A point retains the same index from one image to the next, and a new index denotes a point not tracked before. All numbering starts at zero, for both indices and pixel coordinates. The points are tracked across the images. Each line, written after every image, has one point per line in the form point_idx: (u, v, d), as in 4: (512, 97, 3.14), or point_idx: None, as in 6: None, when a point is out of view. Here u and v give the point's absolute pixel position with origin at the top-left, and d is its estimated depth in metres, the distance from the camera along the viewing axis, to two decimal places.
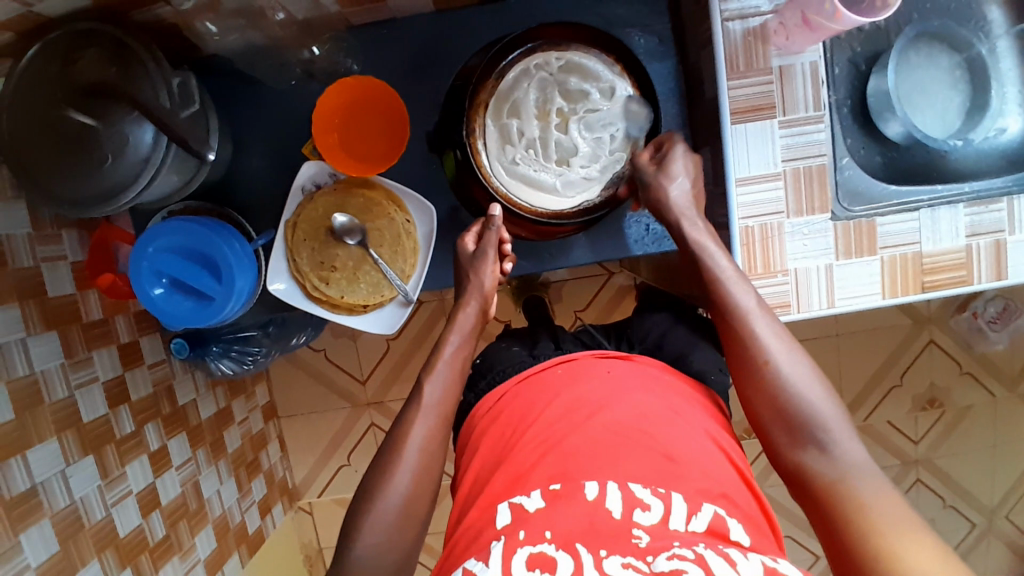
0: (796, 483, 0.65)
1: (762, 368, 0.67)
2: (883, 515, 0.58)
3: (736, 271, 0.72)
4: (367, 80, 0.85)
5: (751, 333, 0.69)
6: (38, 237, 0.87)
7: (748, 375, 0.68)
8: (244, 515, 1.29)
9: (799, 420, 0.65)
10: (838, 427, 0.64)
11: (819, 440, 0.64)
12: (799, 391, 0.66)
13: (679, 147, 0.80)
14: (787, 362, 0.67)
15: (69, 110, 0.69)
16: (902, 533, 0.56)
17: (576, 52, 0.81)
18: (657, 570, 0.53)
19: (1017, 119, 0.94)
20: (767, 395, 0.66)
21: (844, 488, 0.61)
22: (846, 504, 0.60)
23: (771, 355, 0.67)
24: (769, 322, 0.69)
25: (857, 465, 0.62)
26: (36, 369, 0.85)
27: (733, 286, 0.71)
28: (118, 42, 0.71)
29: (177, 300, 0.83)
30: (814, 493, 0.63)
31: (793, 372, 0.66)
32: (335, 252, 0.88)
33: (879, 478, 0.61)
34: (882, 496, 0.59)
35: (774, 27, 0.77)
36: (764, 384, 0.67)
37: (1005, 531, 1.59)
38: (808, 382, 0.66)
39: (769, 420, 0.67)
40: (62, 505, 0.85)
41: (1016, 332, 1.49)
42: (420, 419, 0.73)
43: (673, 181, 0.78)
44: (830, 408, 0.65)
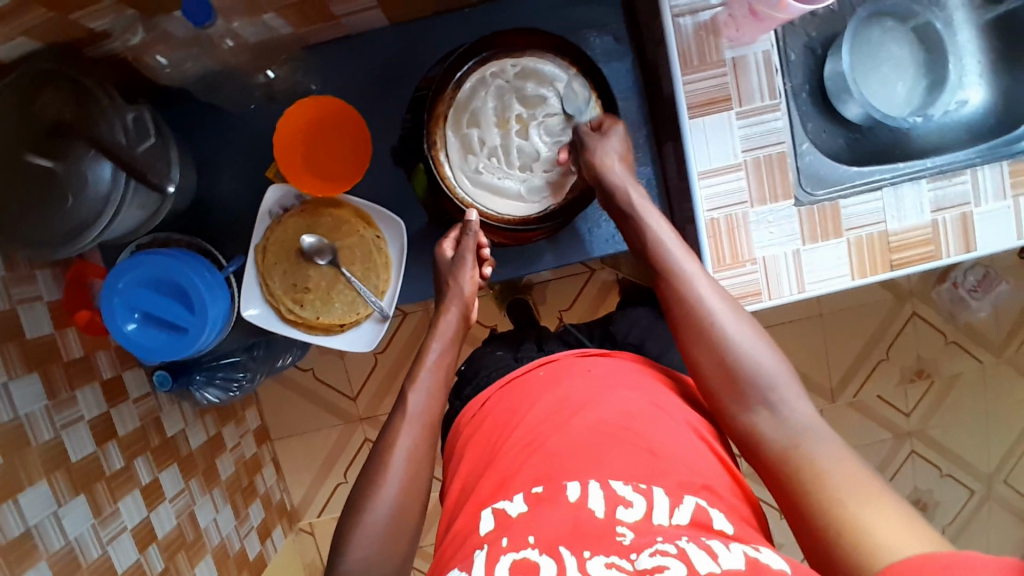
0: (752, 452, 0.66)
1: (711, 333, 0.69)
2: (837, 475, 0.58)
3: (684, 246, 0.75)
4: (325, 100, 0.85)
5: (698, 299, 0.71)
6: (12, 279, 0.87)
7: (695, 339, 0.70)
8: (243, 540, 1.28)
9: (747, 382, 0.66)
10: (787, 391, 0.66)
11: (768, 402, 0.65)
12: (746, 354, 0.67)
13: (621, 126, 0.83)
14: (734, 326, 0.69)
15: (27, 155, 0.69)
16: (855, 490, 0.56)
17: (531, 58, 0.81)
18: (640, 568, 0.52)
19: (977, 90, 0.95)
20: (714, 358, 0.68)
21: (797, 451, 0.62)
22: (800, 466, 0.61)
23: (717, 319, 0.70)
24: (715, 290, 0.72)
25: (809, 429, 0.63)
26: (20, 414, 0.84)
27: (679, 257, 0.74)
28: (73, 81, 0.70)
29: (150, 334, 0.82)
30: (770, 458, 0.63)
31: (740, 335, 0.69)
32: (307, 273, 0.88)
33: (832, 441, 0.62)
34: (832, 454, 0.60)
35: (724, 20, 0.78)
36: (713, 350, 0.69)
37: (1003, 496, 1.60)
38: (753, 345, 0.68)
39: (719, 384, 0.68)
40: (57, 545, 0.85)
41: (998, 299, 1.51)
42: (406, 430, 0.73)
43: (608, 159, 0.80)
44: (780, 372, 0.67)
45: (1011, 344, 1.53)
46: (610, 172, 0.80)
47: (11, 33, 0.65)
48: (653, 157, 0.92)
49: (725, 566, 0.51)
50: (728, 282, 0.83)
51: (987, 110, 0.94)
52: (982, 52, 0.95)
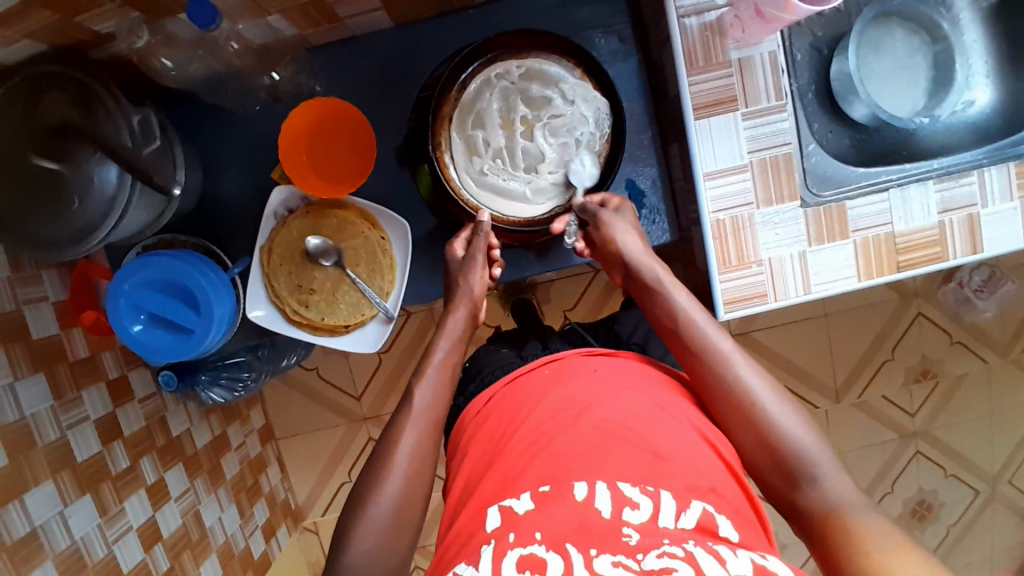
0: (797, 522, 0.67)
1: (749, 409, 0.69)
2: (877, 537, 0.59)
3: (712, 321, 0.75)
4: (331, 101, 0.86)
5: (734, 378, 0.70)
6: (18, 279, 0.87)
7: (735, 419, 0.70)
8: (248, 539, 1.29)
9: (789, 458, 0.66)
10: (825, 460, 0.66)
11: (808, 475, 0.66)
12: (785, 429, 0.68)
13: (628, 205, 0.84)
14: (771, 402, 0.69)
15: (33, 157, 0.69)
16: (893, 552, 0.57)
17: (536, 59, 0.81)
18: (647, 568, 0.52)
19: (984, 91, 0.95)
20: (755, 437, 0.68)
21: (839, 522, 0.62)
22: (842, 536, 0.61)
23: (756, 397, 0.69)
24: (749, 365, 0.71)
25: (847, 496, 0.64)
26: (26, 413, 0.84)
27: (710, 334, 0.73)
28: (78, 83, 0.70)
29: (157, 335, 0.83)
30: (814, 528, 0.64)
31: (776, 410, 0.69)
32: (312, 274, 0.88)
33: (870, 507, 0.63)
34: (874, 523, 0.61)
35: (730, 20, 0.77)
36: (752, 425, 0.69)
37: (1007, 497, 1.60)
38: (791, 420, 0.68)
39: (762, 463, 0.68)
40: (63, 545, 0.85)
41: (1004, 299, 1.51)
42: (410, 426, 0.73)
43: (625, 236, 0.80)
44: (816, 443, 0.67)
45: (1017, 344, 1.53)
46: (631, 252, 0.80)
47: (15, 35, 0.65)
48: (658, 158, 0.91)
49: (733, 572, 0.52)
50: (732, 283, 0.83)
51: (993, 111, 0.94)
52: (990, 52, 0.94)
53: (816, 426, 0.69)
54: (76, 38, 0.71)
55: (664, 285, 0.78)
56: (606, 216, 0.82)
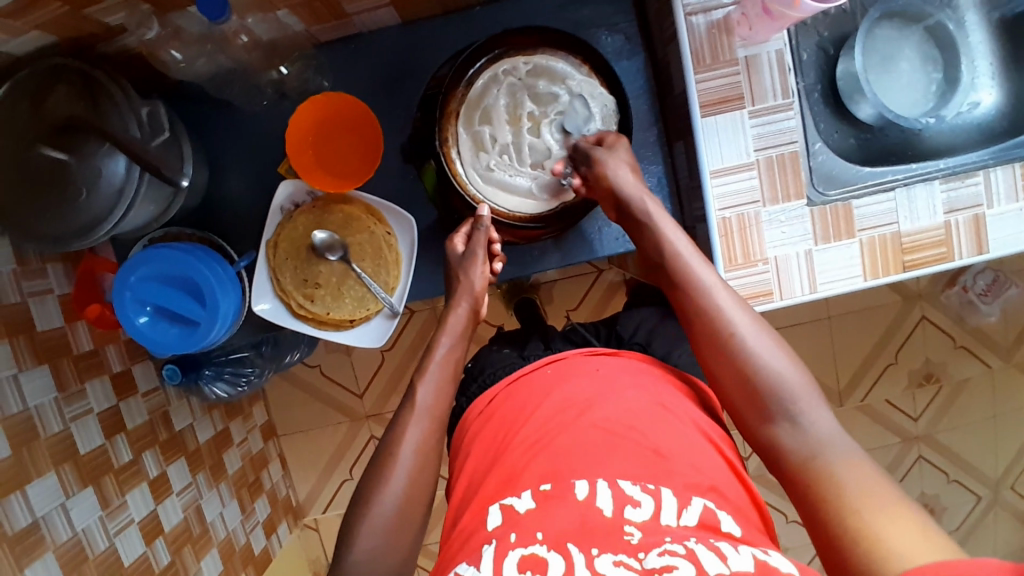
0: (773, 462, 0.66)
1: (729, 340, 0.69)
2: (856, 485, 0.58)
3: (698, 252, 0.74)
4: (341, 97, 0.86)
5: (716, 307, 0.71)
6: (23, 272, 0.87)
7: (714, 349, 0.70)
8: (248, 535, 1.29)
9: (767, 391, 0.66)
10: (806, 400, 0.65)
11: (787, 412, 0.65)
12: (765, 362, 0.67)
13: (621, 141, 0.80)
14: (752, 332, 0.69)
15: (41, 147, 0.69)
16: (871, 503, 0.56)
17: (543, 56, 0.82)
18: (649, 566, 0.52)
19: (990, 93, 0.94)
20: (735, 368, 0.68)
21: (817, 462, 0.62)
22: (819, 476, 0.61)
23: (736, 327, 0.69)
24: (731, 296, 0.72)
25: (829, 438, 0.63)
26: (30, 405, 0.84)
27: (695, 265, 0.73)
28: (86, 76, 0.71)
29: (162, 328, 0.83)
30: (790, 469, 0.64)
31: (756, 340, 0.69)
32: (318, 269, 0.89)
33: (851, 452, 0.61)
34: (851, 464, 0.60)
35: (736, 19, 0.78)
36: (731, 355, 0.69)
37: (1011, 502, 1.59)
38: (773, 354, 0.68)
39: (739, 395, 0.68)
40: (65, 536, 0.85)
41: (1007, 303, 1.50)
42: (414, 422, 0.73)
43: (618, 169, 0.78)
44: (799, 381, 0.67)
45: (1020, 348, 1.52)
46: (621, 183, 0.78)
47: (24, 27, 0.66)
48: (663, 157, 0.91)
49: (734, 568, 0.51)
50: (738, 281, 0.83)
51: (999, 112, 0.94)
52: (997, 54, 0.94)
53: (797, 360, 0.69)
54: (86, 31, 0.71)
55: (649, 215, 0.77)
56: (597, 152, 0.80)
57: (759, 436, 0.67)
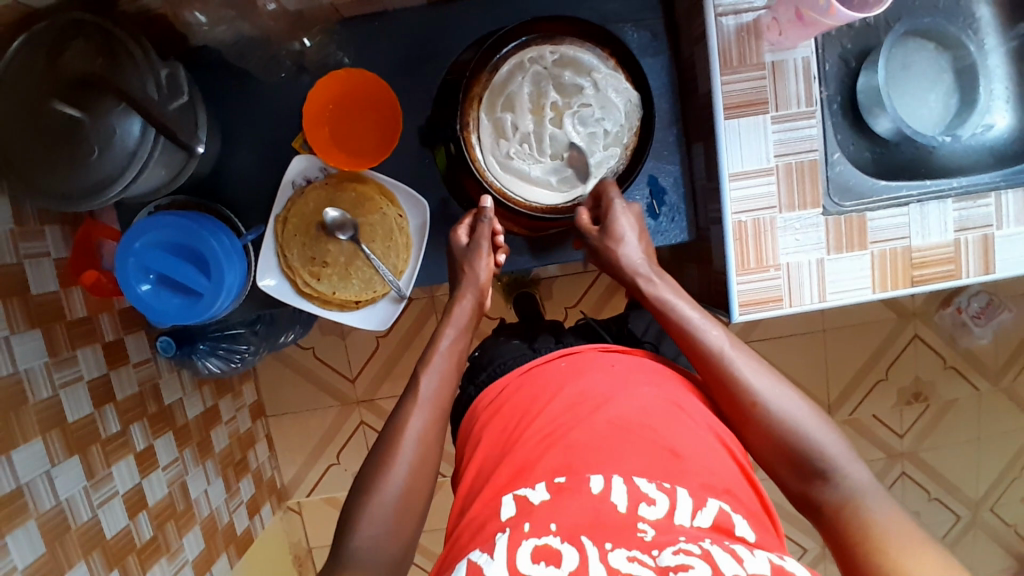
0: (807, 509, 0.67)
1: (756, 408, 0.68)
2: (892, 531, 0.60)
3: (708, 316, 0.74)
4: (360, 74, 0.84)
5: (737, 375, 0.69)
6: (20, 233, 0.85)
7: (739, 416, 0.69)
8: (232, 515, 1.27)
9: (800, 452, 0.66)
10: (838, 452, 0.65)
11: (821, 470, 0.65)
12: (793, 425, 0.67)
13: (619, 200, 0.80)
14: (774, 393, 0.68)
15: (55, 102, 0.67)
16: (905, 549, 0.58)
17: (570, 46, 0.81)
18: (663, 565, 0.52)
19: (1004, 116, 0.95)
20: (763, 433, 0.68)
21: (852, 512, 0.63)
22: (856, 527, 0.62)
23: (758, 394, 0.68)
24: (748, 360, 0.70)
25: (862, 485, 0.64)
26: (19, 368, 0.82)
27: (706, 334, 0.72)
28: (106, 33, 0.69)
29: (165, 297, 0.81)
30: (825, 516, 0.65)
31: (778, 400, 0.68)
32: (326, 247, 0.87)
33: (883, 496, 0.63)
34: (889, 517, 0.61)
35: (767, 23, 0.77)
36: (759, 422, 0.68)
37: (989, 522, 1.62)
38: (799, 414, 0.67)
39: (775, 456, 0.68)
40: (48, 505, 0.83)
41: (999, 327, 1.52)
42: (417, 412, 0.72)
43: (622, 242, 0.79)
44: (829, 435, 0.67)
45: (1009, 372, 1.55)
46: (629, 259, 0.79)
47: None
48: (681, 157, 0.91)
49: (750, 571, 0.52)
50: (750, 285, 0.83)
51: (1011, 135, 0.95)
52: (1012, 78, 0.95)
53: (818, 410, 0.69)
54: None
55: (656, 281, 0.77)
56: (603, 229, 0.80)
57: (795, 489, 0.67)
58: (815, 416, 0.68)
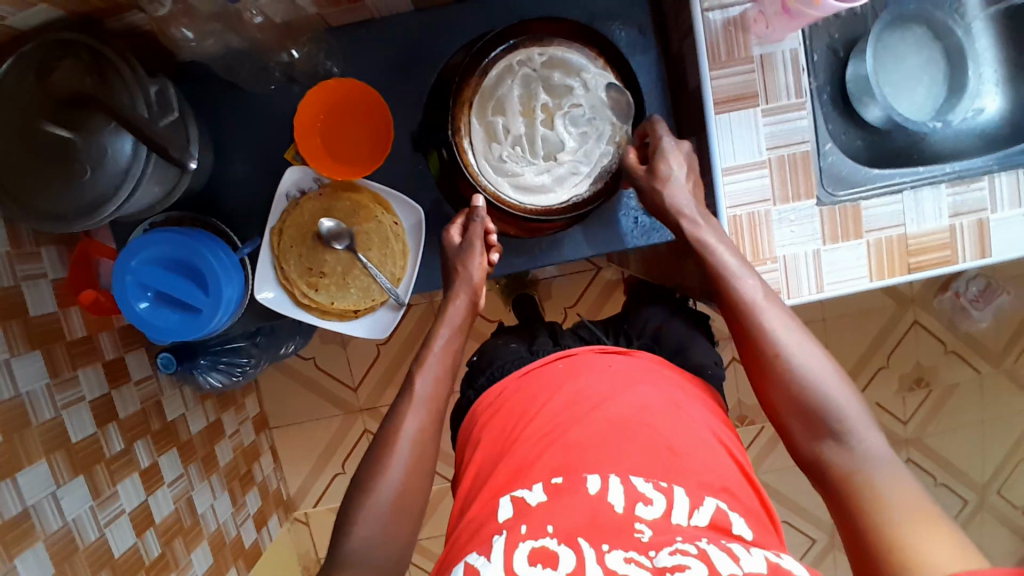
0: (814, 474, 0.66)
1: (777, 361, 0.68)
2: (903, 507, 0.57)
3: (743, 265, 0.74)
4: (349, 83, 0.84)
5: (762, 326, 0.70)
6: (17, 255, 0.85)
7: (759, 366, 0.70)
8: (239, 528, 1.27)
9: (814, 412, 0.66)
10: (855, 419, 0.64)
11: (835, 432, 0.64)
12: (813, 383, 0.66)
13: (666, 138, 0.79)
14: (796, 346, 0.68)
15: (46, 124, 0.67)
16: (915, 522, 0.56)
17: (559, 47, 0.81)
18: (660, 565, 0.52)
19: (995, 99, 0.96)
20: (783, 391, 0.68)
21: (861, 481, 0.61)
22: (863, 497, 0.60)
23: (781, 346, 0.68)
24: (779, 313, 0.71)
25: (878, 454, 0.62)
26: (21, 391, 0.82)
27: (740, 281, 0.72)
28: (93, 50, 0.69)
29: (164, 314, 0.81)
30: (832, 485, 0.64)
31: (802, 355, 0.68)
32: (323, 258, 0.87)
33: (898, 470, 0.61)
34: (899, 488, 0.59)
35: (753, 16, 0.78)
36: (779, 377, 0.68)
37: (996, 505, 1.62)
38: (821, 374, 0.67)
39: (787, 411, 0.67)
40: (55, 526, 0.83)
41: (998, 310, 1.52)
42: (411, 413, 0.72)
43: (670, 180, 0.77)
44: (849, 402, 0.65)
45: (1009, 354, 1.55)
46: (672, 197, 0.76)
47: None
48: None
49: (746, 569, 0.52)
50: None
51: (1003, 118, 0.95)
52: (1000, 61, 0.96)
53: (842, 375, 0.68)
54: (95, 6, 0.70)
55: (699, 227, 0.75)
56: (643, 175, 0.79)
57: (806, 452, 0.67)
58: (840, 380, 0.67)
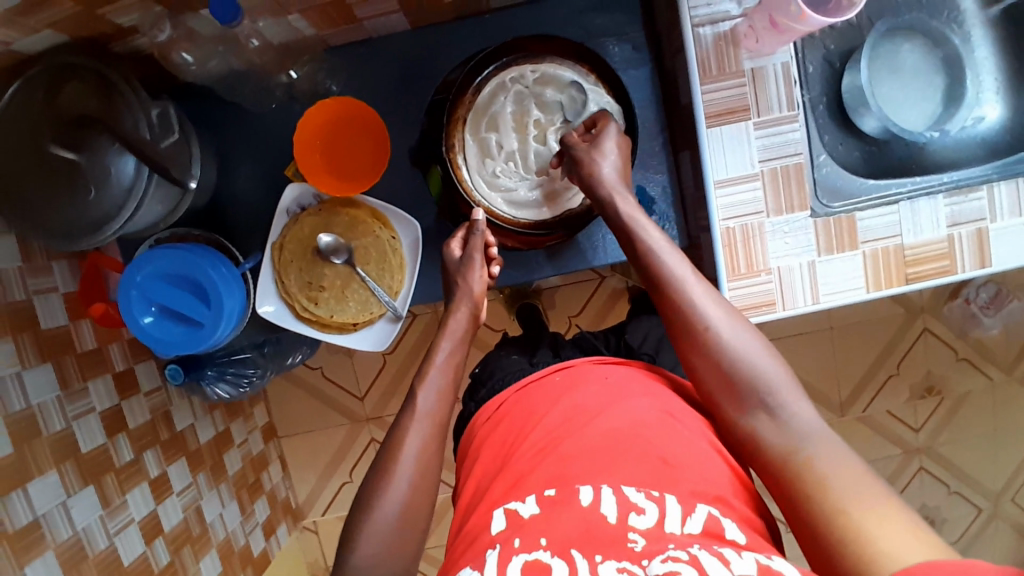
0: (750, 454, 0.65)
1: (706, 335, 0.68)
2: (845, 482, 0.57)
3: (672, 245, 0.74)
4: (347, 101, 0.86)
5: (690, 302, 0.70)
6: (29, 270, 0.88)
7: (689, 343, 0.70)
8: (247, 537, 1.29)
9: (745, 384, 0.66)
10: (785, 391, 0.65)
11: (767, 404, 0.64)
12: (741, 356, 0.67)
13: (613, 125, 0.80)
14: (723, 320, 0.69)
15: (52, 146, 0.70)
16: (861, 500, 0.55)
17: (550, 64, 0.83)
18: (652, 574, 0.52)
19: (994, 108, 0.95)
20: (712, 364, 0.68)
21: (800, 458, 0.61)
22: (805, 473, 0.60)
23: (710, 321, 0.69)
24: (703, 288, 0.71)
25: (810, 428, 0.63)
26: (32, 402, 0.85)
27: (669, 261, 0.72)
28: (98, 74, 0.72)
29: (167, 327, 0.83)
30: (770, 463, 0.63)
31: (728, 329, 0.68)
32: (322, 272, 0.89)
33: (832, 440, 0.61)
34: (838, 461, 0.59)
35: (744, 31, 0.78)
36: (708, 351, 0.68)
37: (1011, 514, 1.59)
38: (749, 347, 0.67)
39: (717, 386, 0.67)
40: (64, 535, 0.85)
41: (1009, 317, 1.50)
42: (414, 430, 0.72)
43: (606, 160, 0.78)
44: (777, 374, 0.66)
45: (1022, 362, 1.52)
46: (604, 175, 0.78)
47: (36, 25, 0.67)
48: (669, 166, 0.92)
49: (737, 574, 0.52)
50: (741, 292, 0.83)
51: (1003, 127, 0.94)
52: (1001, 70, 0.95)
53: (770, 347, 0.69)
54: (98, 31, 0.72)
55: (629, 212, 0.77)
56: (583, 150, 0.79)
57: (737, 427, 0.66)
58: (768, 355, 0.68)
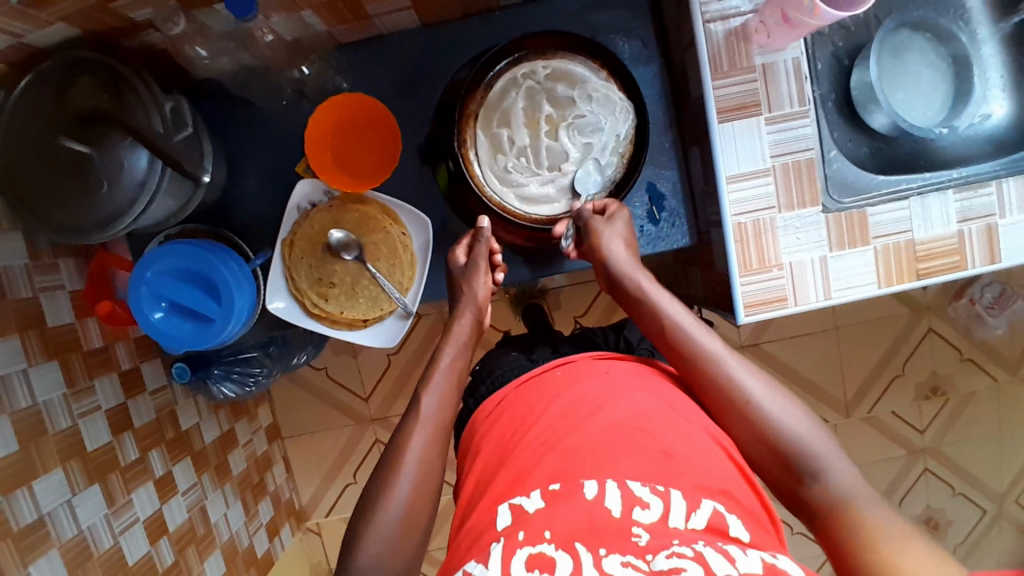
0: (804, 516, 0.67)
1: (749, 408, 0.69)
2: (885, 530, 0.60)
3: (699, 322, 0.76)
4: (360, 97, 0.86)
5: (727, 376, 0.71)
6: (35, 267, 0.87)
7: (731, 414, 0.70)
8: (252, 538, 1.28)
9: (791, 453, 0.67)
10: (825, 451, 0.67)
11: (812, 470, 0.66)
12: (784, 425, 0.68)
13: (620, 211, 0.84)
14: (760, 391, 0.70)
15: (62, 138, 0.70)
16: (902, 545, 0.59)
17: (561, 59, 0.84)
18: (657, 569, 0.52)
19: (1001, 105, 0.96)
20: (755, 433, 0.69)
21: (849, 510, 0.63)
22: (853, 525, 0.62)
23: (750, 393, 0.70)
24: (736, 361, 0.72)
25: (852, 483, 0.65)
26: (39, 400, 0.84)
27: (699, 337, 0.74)
28: (109, 69, 0.72)
29: (177, 323, 0.83)
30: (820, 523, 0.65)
31: (770, 404, 0.69)
32: (332, 267, 0.89)
33: (871, 493, 0.64)
34: (882, 512, 0.62)
35: (754, 26, 0.79)
36: (750, 423, 0.69)
37: (1015, 516, 1.58)
38: (787, 414, 0.69)
39: (765, 455, 0.68)
40: (70, 534, 0.85)
41: (1014, 316, 1.50)
42: (418, 431, 0.73)
43: (613, 244, 0.82)
44: (817, 436, 0.68)
45: None
46: (615, 258, 0.82)
47: (50, 19, 0.67)
48: (679, 162, 0.93)
49: (742, 571, 0.52)
50: (753, 286, 0.83)
51: (1009, 124, 0.95)
52: (1008, 66, 0.95)
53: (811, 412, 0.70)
54: (110, 25, 0.73)
55: (654, 291, 0.79)
56: (598, 226, 0.83)
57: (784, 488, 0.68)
58: (807, 418, 0.69)
